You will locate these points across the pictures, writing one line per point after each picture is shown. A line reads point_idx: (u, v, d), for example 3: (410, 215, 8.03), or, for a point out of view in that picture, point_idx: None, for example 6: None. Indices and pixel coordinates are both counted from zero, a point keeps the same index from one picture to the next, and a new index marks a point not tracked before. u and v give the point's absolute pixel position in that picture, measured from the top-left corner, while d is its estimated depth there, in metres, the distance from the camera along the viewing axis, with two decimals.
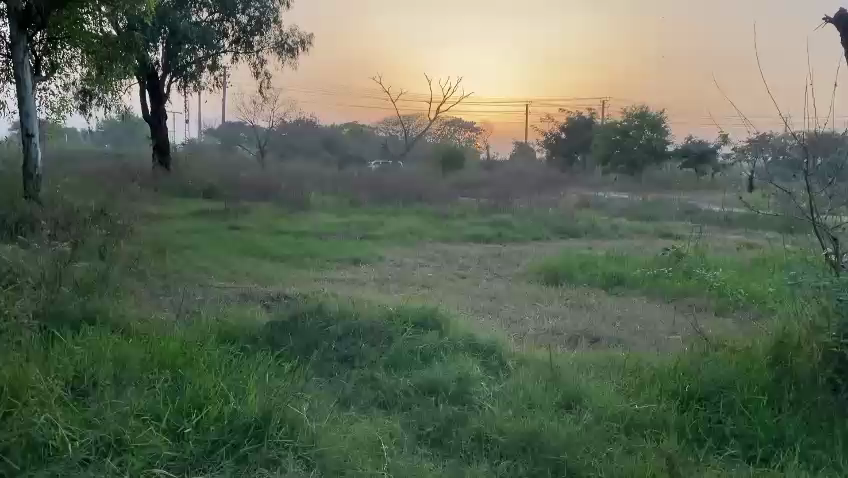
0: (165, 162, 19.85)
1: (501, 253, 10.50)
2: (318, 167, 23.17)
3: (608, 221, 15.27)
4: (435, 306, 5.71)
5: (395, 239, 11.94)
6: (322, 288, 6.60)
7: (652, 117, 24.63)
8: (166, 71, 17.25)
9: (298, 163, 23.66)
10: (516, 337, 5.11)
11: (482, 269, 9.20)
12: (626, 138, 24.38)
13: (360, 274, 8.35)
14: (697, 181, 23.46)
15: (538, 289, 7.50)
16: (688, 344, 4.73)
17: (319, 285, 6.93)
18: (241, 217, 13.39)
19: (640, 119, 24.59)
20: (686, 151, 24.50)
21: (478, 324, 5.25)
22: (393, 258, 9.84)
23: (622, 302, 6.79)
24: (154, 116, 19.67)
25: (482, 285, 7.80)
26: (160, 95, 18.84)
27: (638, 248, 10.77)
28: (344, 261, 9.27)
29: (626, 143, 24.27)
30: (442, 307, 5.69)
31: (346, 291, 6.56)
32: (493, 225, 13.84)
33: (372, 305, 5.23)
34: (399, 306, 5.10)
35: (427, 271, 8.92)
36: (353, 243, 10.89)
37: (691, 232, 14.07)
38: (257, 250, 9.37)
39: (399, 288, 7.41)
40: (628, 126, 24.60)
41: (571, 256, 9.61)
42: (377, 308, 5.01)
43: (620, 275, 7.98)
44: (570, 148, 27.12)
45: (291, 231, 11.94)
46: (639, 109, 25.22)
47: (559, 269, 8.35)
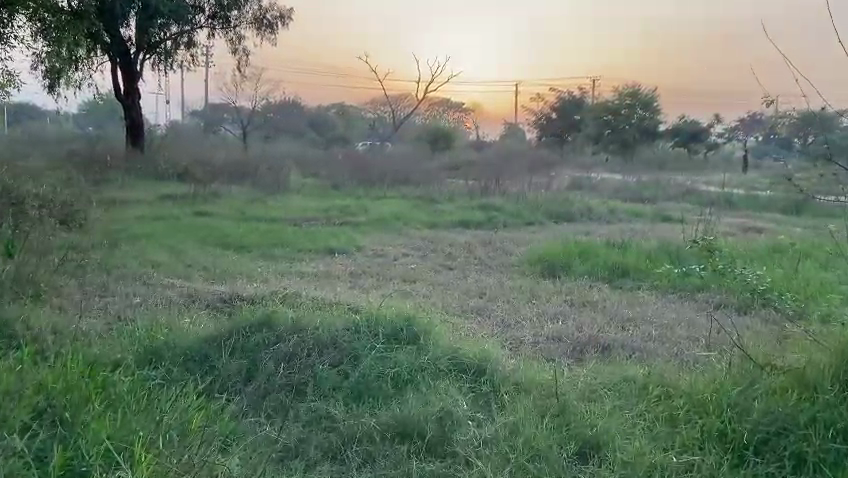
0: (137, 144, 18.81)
1: (492, 241, 9.63)
2: (300, 148, 22.19)
3: (603, 203, 14.46)
4: (415, 310, 4.85)
5: (377, 225, 11.04)
6: (287, 286, 5.70)
7: (645, 95, 23.74)
8: (139, 49, 16.13)
9: (279, 145, 22.67)
10: (512, 348, 4.25)
11: (471, 258, 8.34)
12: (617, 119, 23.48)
13: (335, 267, 7.46)
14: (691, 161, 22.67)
15: (534, 283, 6.65)
16: (720, 358, 3.91)
17: (284, 282, 6.04)
18: (212, 202, 12.42)
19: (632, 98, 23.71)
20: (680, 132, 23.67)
21: (466, 333, 4.40)
22: (373, 247, 8.95)
23: (630, 299, 5.96)
24: (126, 95, 18.59)
25: (472, 279, 6.93)
26: (132, 73, 17.74)
27: (639, 235, 9.94)
28: (317, 252, 8.38)
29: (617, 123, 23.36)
30: (424, 311, 4.83)
31: (315, 290, 5.68)
32: (482, 208, 12.98)
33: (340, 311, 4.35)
34: (371, 312, 4.23)
35: (409, 261, 8.04)
36: (330, 231, 9.97)
37: (692, 216, 13.26)
38: (223, 240, 8.45)
39: (378, 284, 6.55)
40: (620, 105, 23.71)
41: (568, 243, 8.77)
42: (344, 315, 4.14)
43: (625, 267, 7.14)
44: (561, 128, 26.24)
45: (265, 218, 10.99)
46: (632, 88, 24.34)
47: (556, 259, 7.50)
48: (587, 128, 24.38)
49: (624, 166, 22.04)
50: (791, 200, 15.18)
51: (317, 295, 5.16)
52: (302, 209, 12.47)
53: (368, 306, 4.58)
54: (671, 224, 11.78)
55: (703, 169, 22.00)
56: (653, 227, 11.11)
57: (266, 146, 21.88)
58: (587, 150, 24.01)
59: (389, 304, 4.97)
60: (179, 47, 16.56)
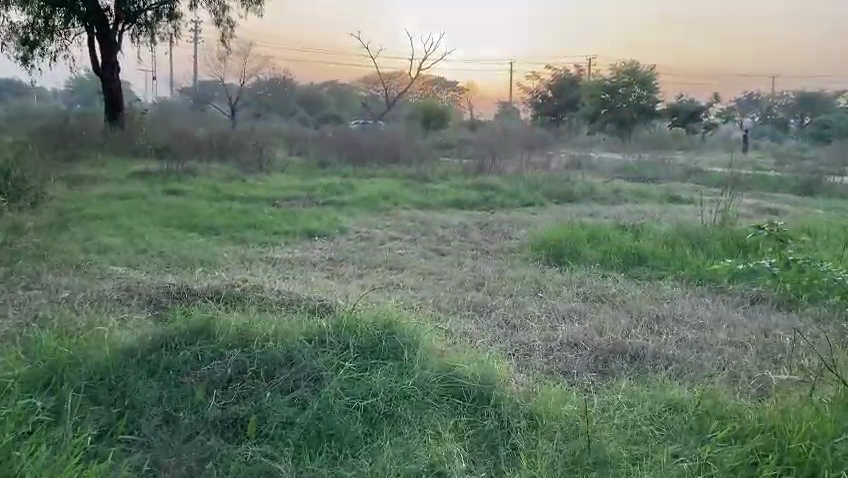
0: (114, 118, 17.79)
1: (489, 224, 8.74)
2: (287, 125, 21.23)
3: (605, 183, 13.60)
4: (398, 312, 3.97)
5: (364, 205, 10.13)
6: (250, 281, 4.80)
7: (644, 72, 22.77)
8: (117, 19, 14.95)
9: (264, 121, 21.68)
10: (519, 364, 3.37)
11: (466, 242, 7.49)
12: (614, 98, 22.27)
13: (314, 253, 6.57)
14: (694, 140, 21.83)
15: (539, 273, 5.76)
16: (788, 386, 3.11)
17: (248, 276, 5.14)
18: (186, 179, 11.45)
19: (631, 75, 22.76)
20: (678, 110, 22.76)
21: (461, 341, 3.52)
22: (357, 230, 8.05)
23: (653, 293, 5.10)
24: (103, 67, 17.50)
25: (469, 268, 6.05)
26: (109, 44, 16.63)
27: (650, 217, 9.09)
28: (295, 236, 7.46)
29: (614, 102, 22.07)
30: (409, 312, 3.99)
31: (283, 284, 4.78)
32: (479, 188, 12.12)
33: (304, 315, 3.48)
34: (343, 314, 3.35)
35: (396, 247, 7.15)
36: (312, 212, 9.06)
37: (700, 197, 12.46)
38: (190, 221, 7.52)
39: (360, 274, 5.66)
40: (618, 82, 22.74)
41: (574, 226, 7.94)
42: (311, 318, 3.27)
43: (641, 253, 6.28)
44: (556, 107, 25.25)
45: (241, 198, 10.04)
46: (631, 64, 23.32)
47: (562, 243, 6.62)
48: (583, 106, 23.42)
49: (624, 145, 21.14)
50: (803, 181, 14.40)
51: (285, 293, 4.27)
52: (284, 188, 11.52)
53: (340, 308, 3.69)
54: (679, 206, 10.96)
55: (704, 149, 21.17)
56: (662, 209, 10.26)
57: (251, 123, 20.83)
58: (585, 129, 23.09)
59: (368, 305, 4.08)
60: (161, 18, 15.36)
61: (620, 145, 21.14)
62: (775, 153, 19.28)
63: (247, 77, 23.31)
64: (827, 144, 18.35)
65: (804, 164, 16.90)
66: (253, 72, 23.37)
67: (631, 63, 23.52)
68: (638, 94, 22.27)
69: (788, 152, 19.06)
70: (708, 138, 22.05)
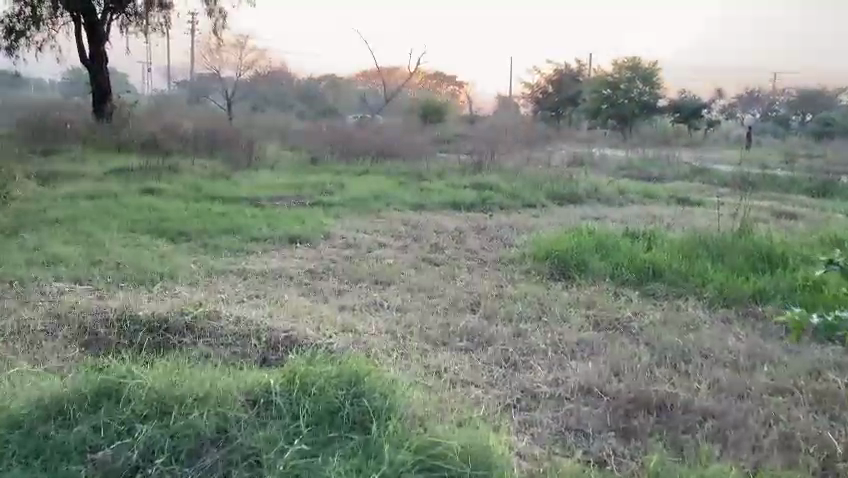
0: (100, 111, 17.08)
1: (488, 229, 8.07)
2: (280, 118, 20.55)
3: (610, 182, 12.95)
4: (376, 357, 3.32)
5: (354, 206, 9.46)
6: (208, 303, 4.13)
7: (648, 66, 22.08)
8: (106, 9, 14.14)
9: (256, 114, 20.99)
10: (519, 425, 2.79)
11: (462, 250, 6.85)
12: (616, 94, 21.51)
13: (292, 264, 5.91)
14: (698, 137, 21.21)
15: (543, 290, 5.11)
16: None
17: (209, 297, 4.48)
18: (166, 176, 10.77)
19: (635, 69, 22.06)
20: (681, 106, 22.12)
21: (449, 396, 2.91)
22: (343, 235, 7.39)
23: (673, 318, 4.44)
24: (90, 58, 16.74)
25: (464, 283, 5.39)
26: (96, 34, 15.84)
27: (661, 222, 8.47)
28: (274, 241, 6.80)
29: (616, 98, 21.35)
30: (389, 356, 3.35)
31: (246, 308, 4.11)
32: (476, 187, 11.47)
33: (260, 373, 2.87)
34: (304, 365, 2.75)
35: (384, 255, 6.48)
36: (297, 214, 8.41)
37: (710, 199, 11.82)
38: (159, 226, 6.85)
39: (340, 290, 5.03)
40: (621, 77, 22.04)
41: (580, 232, 7.30)
42: (267, 377, 2.67)
43: (656, 266, 5.61)
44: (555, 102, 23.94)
45: (222, 197, 9.36)
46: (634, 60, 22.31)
47: (568, 254, 5.95)
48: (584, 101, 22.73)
49: (627, 142, 20.44)
50: (816, 182, 13.79)
51: (244, 323, 3.61)
52: (270, 186, 10.85)
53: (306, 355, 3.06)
54: (689, 208, 10.31)
55: (709, 146, 20.50)
56: (671, 212, 9.62)
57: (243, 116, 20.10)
58: (586, 124, 22.33)
59: (341, 344, 3.43)
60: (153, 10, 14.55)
61: (622, 141, 20.44)
62: (782, 151, 18.65)
63: (242, 69, 22.43)
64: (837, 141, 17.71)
65: (814, 162, 16.26)
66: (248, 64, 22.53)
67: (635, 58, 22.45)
68: (641, 89, 21.56)
69: (795, 151, 18.46)
70: (712, 135, 21.38)
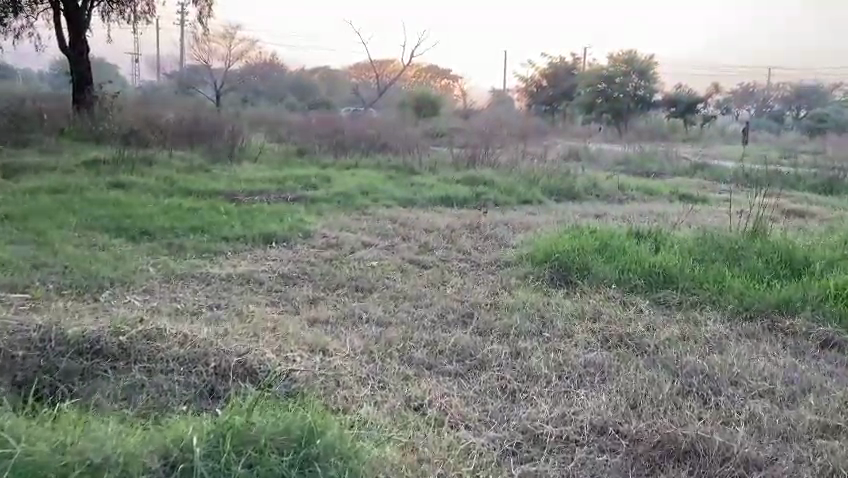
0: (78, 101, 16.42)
1: (480, 227, 7.51)
2: (269, 110, 19.87)
3: (608, 178, 12.40)
4: (347, 394, 2.78)
5: (339, 202, 8.89)
6: (154, 317, 3.56)
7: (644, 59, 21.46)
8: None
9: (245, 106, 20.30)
10: None
11: (453, 251, 6.31)
12: (611, 86, 20.91)
13: (264, 267, 5.35)
14: (693, 133, 20.63)
15: (542, 298, 4.55)
16: None
17: (160, 311, 3.92)
18: (141, 169, 10.17)
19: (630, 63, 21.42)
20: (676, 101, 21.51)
21: (433, 456, 2.38)
22: (324, 233, 6.82)
23: (691, 335, 3.91)
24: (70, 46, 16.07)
25: (454, 289, 4.85)
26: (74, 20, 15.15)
27: (665, 220, 7.93)
28: (248, 241, 6.23)
29: (611, 91, 20.74)
30: (361, 393, 2.81)
31: (197, 324, 3.54)
32: (469, 182, 10.92)
33: (200, 424, 2.33)
34: (251, 423, 2.23)
35: (368, 257, 5.93)
36: (276, 210, 7.85)
37: (713, 196, 11.29)
38: (121, 223, 6.28)
39: (315, 298, 4.48)
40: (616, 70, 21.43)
41: (580, 231, 6.76)
42: (203, 442, 2.17)
43: (667, 271, 5.07)
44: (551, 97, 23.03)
45: (197, 193, 8.78)
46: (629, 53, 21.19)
47: (569, 256, 5.40)
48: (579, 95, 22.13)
49: (622, 136, 19.90)
50: (822, 178, 13.29)
51: (191, 346, 3.05)
52: (251, 180, 10.25)
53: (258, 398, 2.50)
54: (691, 205, 9.78)
55: (706, 141, 19.98)
56: (674, 209, 9.09)
57: (230, 108, 19.44)
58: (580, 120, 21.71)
59: (306, 372, 2.88)
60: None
61: (618, 135, 19.91)
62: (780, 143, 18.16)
63: (231, 60, 21.82)
64: (838, 135, 17.22)
65: (817, 157, 15.77)
66: (238, 56, 21.93)
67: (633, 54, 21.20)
68: (636, 83, 21.00)
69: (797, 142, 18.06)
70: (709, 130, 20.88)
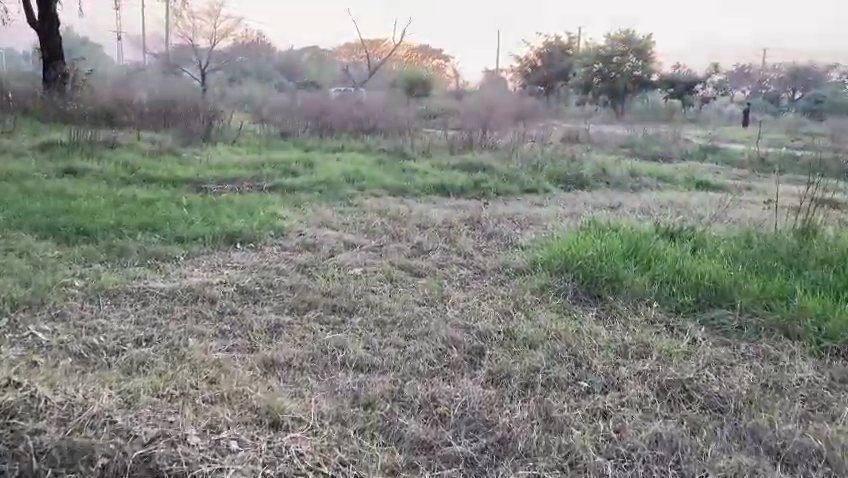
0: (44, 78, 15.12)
1: (481, 222, 6.53)
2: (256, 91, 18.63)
3: (617, 163, 11.41)
4: None
5: (321, 193, 7.85)
6: (39, 374, 2.60)
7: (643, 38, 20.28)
8: None
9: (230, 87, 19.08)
10: None
11: (452, 254, 5.32)
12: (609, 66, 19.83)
13: (222, 278, 4.36)
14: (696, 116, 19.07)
15: (569, 325, 3.58)
16: None
17: (63, 355, 2.93)
18: (99, 152, 9.06)
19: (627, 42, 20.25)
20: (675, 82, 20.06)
21: None
22: (299, 232, 5.81)
23: (773, 381, 2.97)
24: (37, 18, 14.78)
25: (455, 310, 3.87)
26: None
27: (692, 215, 6.96)
28: (207, 242, 5.21)
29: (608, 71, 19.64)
30: None
31: (102, 383, 2.57)
32: (466, 168, 9.90)
33: None
34: None
35: (352, 262, 4.93)
36: (248, 201, 6.82)
37: (729, 183, 10.36)
38: (55, 220, 5.23)
39: (278, 326, 3.49)
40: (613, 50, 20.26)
41: (599, 229, 5.77)
42: None
43: (719, 284, 4.10)
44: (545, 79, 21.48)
45: (160, 181, 7.72)
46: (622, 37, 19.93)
47: (594, 265, 4.42)
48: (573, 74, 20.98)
49: (619, 119, 18.86)
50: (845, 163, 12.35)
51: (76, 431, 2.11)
52: (223, 166, 9.19)
53: None
54: (710, 194, 8.85)
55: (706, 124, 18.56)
56: (696, 201, 8.12)
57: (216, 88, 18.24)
58: (576, 100, 20.56)
59: None
60: None
61: (615, 118, 18.93)
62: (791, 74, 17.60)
63: (216, 38, 20.62)
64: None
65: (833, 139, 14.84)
66: (223, 34, 20.72)
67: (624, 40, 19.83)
68: (634, 63, 19.49)
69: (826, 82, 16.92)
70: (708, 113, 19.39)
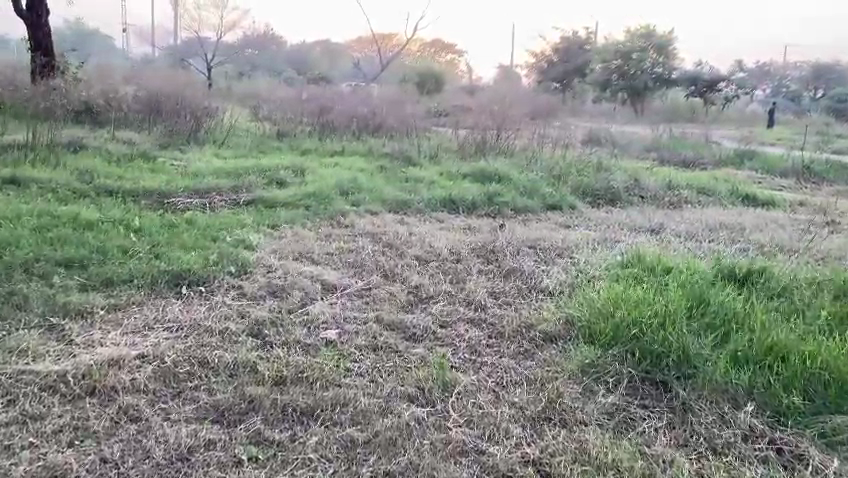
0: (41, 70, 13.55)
1: (495, 252, 5.36)
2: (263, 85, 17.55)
3: (645, 170, 10.23)
4: None
5: (308, 210, 6.66)
6: None
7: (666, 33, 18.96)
8: None
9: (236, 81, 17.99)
10: None
11: (456, 301, 4.17)
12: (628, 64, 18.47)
13: (141, 350, 3.20)
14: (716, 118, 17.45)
15: (630, 456, 2.41)
16: None
17: None
18: (59, 157, 7.90)
19: (648, 38, 18.90)
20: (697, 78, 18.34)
21: None
22: (268, 266, 4.62)
23: None
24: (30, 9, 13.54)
25: (460, 416, 2.67)
26: None
27: (742, 248, 5.83)
28: (142, 287, 4.04)
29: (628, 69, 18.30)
30: None
31: None
32: (478, 177, 8.72)
33: None
34: None
35: (327, 319, 3.72)
36: (215, 221, 5.64)
37: (779, 196, 9.11)
38: None
39: (193, 453, 2.34)
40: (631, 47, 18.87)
41: (638, 270, 4.58)
42: None
43: (840, 374, 2.87)
44: (560, 74, 20.25)
45: (119, 196, 6.55)
46: (642, 32, 18.74)
47: (653, 335, 3.24)
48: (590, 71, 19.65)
49: (639, 117, 17.67)
50: None
51: None
52: (200, 174, 8.02)
53: None
54: (760, 214, 7.67)
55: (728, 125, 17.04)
56: (744, 223, 6.99)
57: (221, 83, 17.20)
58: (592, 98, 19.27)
59: None
60: None
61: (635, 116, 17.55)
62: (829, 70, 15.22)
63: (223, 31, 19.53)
64: None
65: None
66: (230, 26, 19.63)
67: (645, 32, 18.67)
68: (654, 59, 18.42)
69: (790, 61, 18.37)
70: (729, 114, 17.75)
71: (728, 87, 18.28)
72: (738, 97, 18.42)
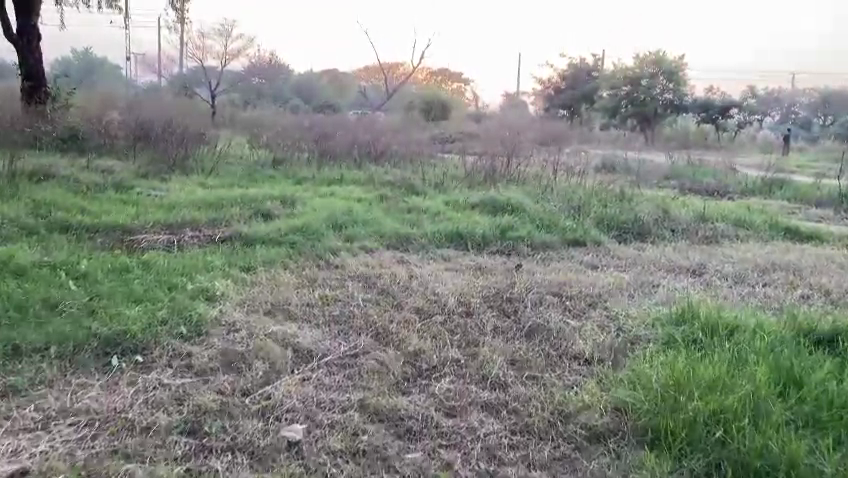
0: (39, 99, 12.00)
1: (512, 301, 4.42)
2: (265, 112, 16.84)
3: (668, 199, 9.32)
4: None
5: (294, 247, 5.76)
6: None
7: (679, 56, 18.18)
8: None
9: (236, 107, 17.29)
10: None
11: (468, 374, 3.21)
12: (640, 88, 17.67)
13: (21, 463, 2.27)
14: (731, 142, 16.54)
15: None
16: None
17: None
18: (19, 187, 7.03)
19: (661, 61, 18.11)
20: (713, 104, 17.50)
21: None
22: (230, 325, 3.67)
23: None
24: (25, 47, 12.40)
25: None
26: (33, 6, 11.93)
27: (803, 296, 4.87)
28: (53, 361, 3.07)
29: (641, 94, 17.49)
30: None
31: None
32: (488, 207, 7.82)
33: None
34: None
35: (295, 406, 2.79)
36: (178, 265, 4.71)
37: (822, 229, 8.18)
38: None
39: None
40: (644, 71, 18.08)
41: (693, 331, 3.61)
42: None
43: None
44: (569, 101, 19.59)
45: (74, 234, 5.65)
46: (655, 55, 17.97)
47: (749, 448, 2.31)
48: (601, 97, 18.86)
49: (650, 144, 16.76)
50: None
51: None
52: (177, 206, 7.13)
53: None
54: (809, 250, 6.72)
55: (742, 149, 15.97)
56: (793, 261, 6.05)
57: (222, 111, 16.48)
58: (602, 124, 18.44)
59: None
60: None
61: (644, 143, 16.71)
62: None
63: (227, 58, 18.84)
64: None
65: None
66: (235, 55, 18.94)
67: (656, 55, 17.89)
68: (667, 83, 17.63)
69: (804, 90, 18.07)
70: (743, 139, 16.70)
71: (737, 113, 17.33)
72: (750, 123, 17.32)
